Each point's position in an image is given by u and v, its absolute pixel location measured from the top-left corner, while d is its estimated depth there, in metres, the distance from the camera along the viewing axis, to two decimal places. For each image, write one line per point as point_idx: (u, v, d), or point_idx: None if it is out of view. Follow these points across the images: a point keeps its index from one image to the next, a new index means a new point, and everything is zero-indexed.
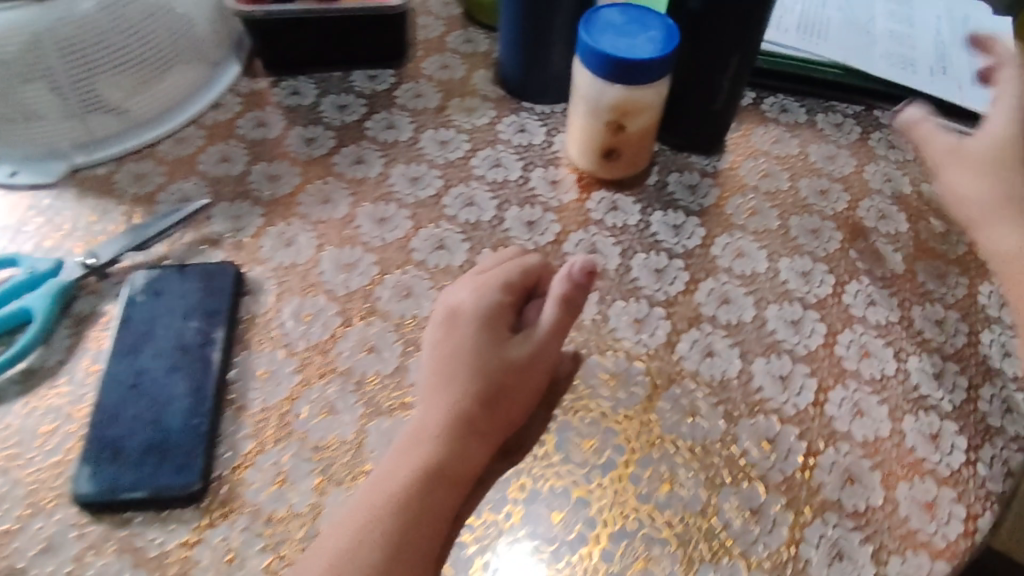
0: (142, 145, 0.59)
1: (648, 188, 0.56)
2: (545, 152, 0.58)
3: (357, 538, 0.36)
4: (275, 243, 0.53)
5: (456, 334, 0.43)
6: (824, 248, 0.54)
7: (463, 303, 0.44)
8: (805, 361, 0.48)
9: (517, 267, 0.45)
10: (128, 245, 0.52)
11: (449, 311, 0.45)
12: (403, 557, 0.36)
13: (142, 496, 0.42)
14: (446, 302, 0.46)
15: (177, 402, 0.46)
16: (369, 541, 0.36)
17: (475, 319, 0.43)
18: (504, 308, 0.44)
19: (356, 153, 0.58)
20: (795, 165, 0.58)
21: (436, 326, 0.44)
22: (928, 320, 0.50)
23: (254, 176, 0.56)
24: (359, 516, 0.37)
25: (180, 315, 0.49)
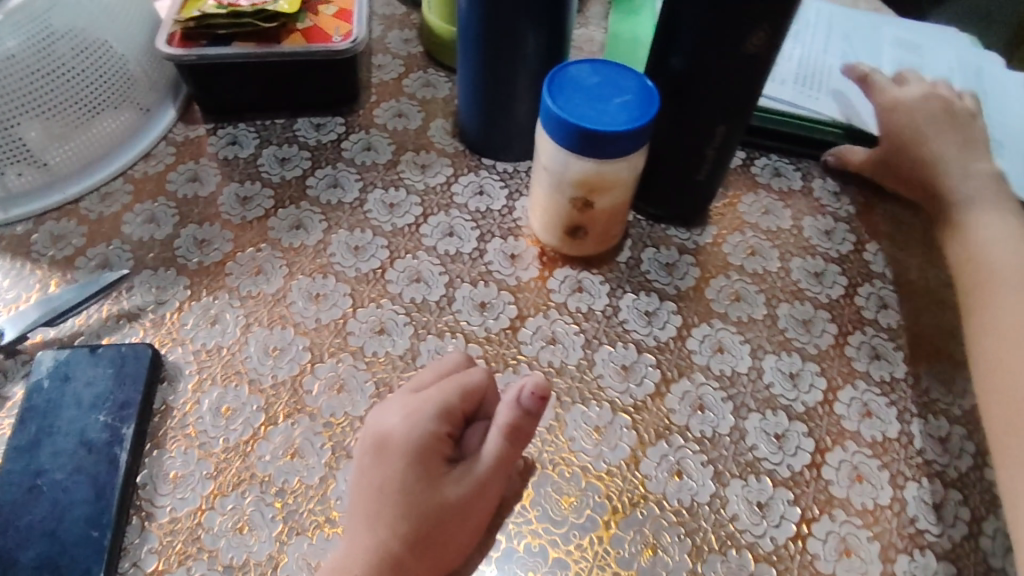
0: (66, 200, 0.54)
1: (619, 267, 0.50)
2: (503, 220, 0.52)
3: None
4: (198, 321, 0.48)
5: (384, 467, 0.36)
6: (815, 342, 0.47)
7: (392, 432, 0.37)
8: (787, 485, 0.42)
9: (458, 386, 0.38)
10: (36, 318, 0.47)
11: (376, 441, 0.37)
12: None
13: None
14: (373, 425, 0.38)
15: (79, 507, 0.41)
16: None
17: (405, 457, 0.36)
18: (440, 440, 0.37)
19: (294, 217, 0.52)
20: (787, 241, 0.52)
21: (362, 450, 0.37)
22: (929, 436, 0.44)
23: (182, 240, 0.51)
24: None
25: (87, 407, 0.44)
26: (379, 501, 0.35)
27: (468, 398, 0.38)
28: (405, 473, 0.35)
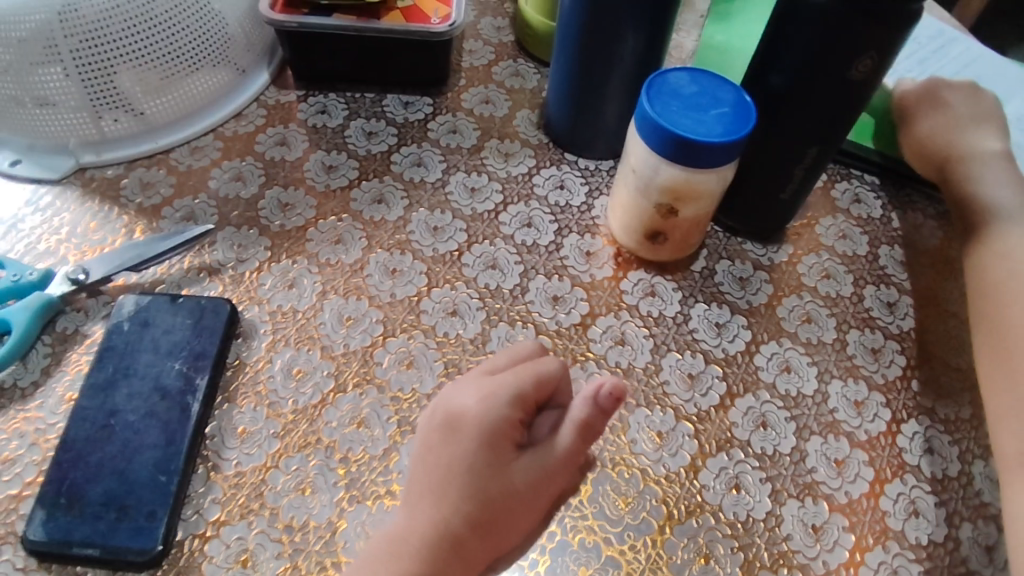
0: (156, 150, 0.56)
1: (693, 276, 0.50)
2: (582, 217, 0.53)
3: None
4: (276, 282, 0.49)
5: (455, 447, 0.36)
6: (883, 372, 0.47)
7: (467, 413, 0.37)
8: (843, 512, 0.42)
9: (534, 376, 0.38)
10: (119, 263, 0.49)
11: (450, 421, 0.37)
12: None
13: (94, 553, 0.39)
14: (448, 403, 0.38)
15: (149, 450, 0.42)
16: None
17: (477, 441, 0.36)
18: (513, 426, 0.37)
19: (377, 191, 0.53)
20: (862, 267, 0.52)
21: (434, 426, 0.38)
22: (990, 480, 0.43)
23: (266, 202, 0.52)
24: None
25: (164, 353, 0.45)
26: (448, 479, 0.36)
27: (544, 388, 0.38)
28: (475, 457, 0.36)
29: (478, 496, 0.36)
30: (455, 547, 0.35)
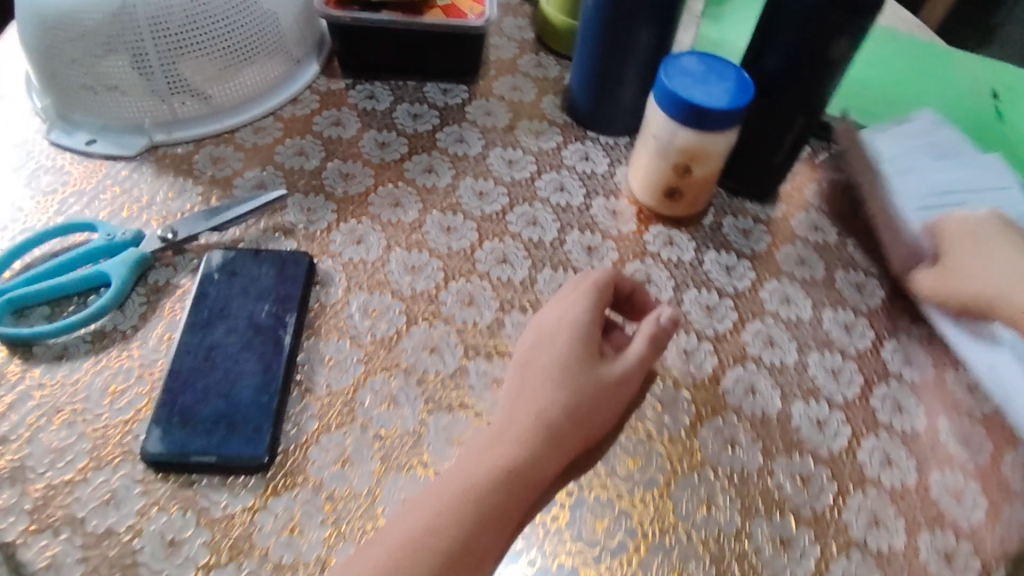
0: (222, 130, 0.62)
1: (704, 228, 0.59)
2: (607, 182, 0.60)
3: (433, 522, 0.38)
4: (346, 239, 0.55)
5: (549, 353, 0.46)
6: (866, 302, 0.56)
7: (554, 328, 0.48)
8: (841, 409, 0.51)
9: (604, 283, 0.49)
10: (204, 224, 0.55)
11: (543, 335, 0.48)
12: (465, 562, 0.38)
13: (213, 460, 0.45)
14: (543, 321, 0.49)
15: (249, 377, 0.47)
16: (438, 546, 0.37)
17: (566, 343, 0.46)
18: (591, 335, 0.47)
19: (426, 162, 0.60)
20: (846, 220, 0.61)
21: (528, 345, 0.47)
22: (961, 384, 0.52)
23: (329, 172, 0.59)
24: (441, 500, 0.40)
25: (253, 297, 0.51)
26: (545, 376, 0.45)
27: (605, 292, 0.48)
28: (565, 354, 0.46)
29: (568, 389, 0.44)
30: (550, 427, 0.43)
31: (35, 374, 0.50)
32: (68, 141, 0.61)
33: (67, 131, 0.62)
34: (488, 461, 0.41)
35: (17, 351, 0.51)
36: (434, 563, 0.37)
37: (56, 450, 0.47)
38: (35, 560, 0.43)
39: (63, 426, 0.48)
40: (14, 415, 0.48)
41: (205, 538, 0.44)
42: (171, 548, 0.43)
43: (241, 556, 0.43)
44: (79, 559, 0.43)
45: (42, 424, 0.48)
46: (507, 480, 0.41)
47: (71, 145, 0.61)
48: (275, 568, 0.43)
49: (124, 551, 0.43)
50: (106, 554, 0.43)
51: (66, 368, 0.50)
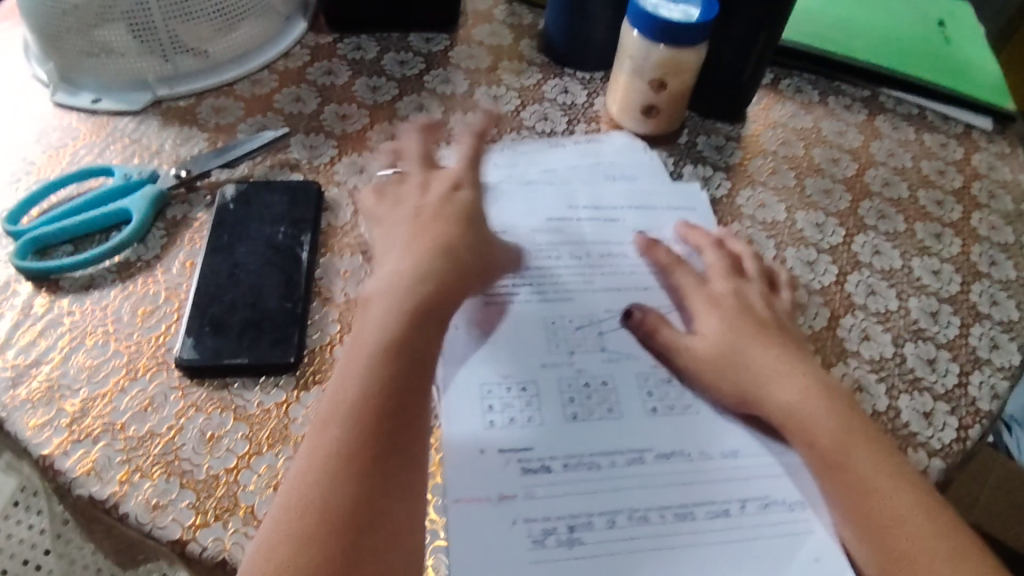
0: (220, 84, 0.65)
1: (680, 146, 0.64)
2: (587, 110, 0.65)
3: (355, 381, 0.40)
4: (349, 169, 0.60)
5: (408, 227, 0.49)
6: (836, 205, 0.61)
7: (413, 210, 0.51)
8: (819, 294, 0.55)
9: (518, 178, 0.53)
10: (216, 161, 0.59)
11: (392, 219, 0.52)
12: (403, 393, 0.40)
13: (244, 361, 0.48)
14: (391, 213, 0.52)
15: (272, 287, 0.52)
16: (373, 391, 0.40)
17: (471, 223, 0.50)
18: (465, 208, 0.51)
19: (417, 102, 0.65)
20: (810, 136, 0.67)
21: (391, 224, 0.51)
22: (926, 270, 0.58)
23: (326, 114, 0.63)
24: (354, 363, 0.41)
25: (269, 221, 0.55)
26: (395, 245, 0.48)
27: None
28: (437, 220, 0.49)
29: (468, 250, 0.48)
30: (424, 264, 0.46)
31: (64, 303, 0.53)
32: (73, 101, 0.64)
33: (72, 93, 0.64)
34: (382, 305, 0.44)
35: (44, 285, 0.54)
36: (369, 403, 0.40)
37: (90, 367, 0.50)
38: (74, 468, 0.45)
39: (96, 346, 0.51)
40: (46, 340, 0.51)
41: (243, 431, 0.47)
42: (211, 443, 0.46)
43: (279, 444, 0.47)
44: (121, 461, 0.45)
45: (75, 345, 0.51)
46: (411, 315, 0.43)
47: (76, 104, 0.64)
48: None
49: (166, 450, 0.46)
50: (149, 452, 0.46)
51: (94, 296, 0.53)
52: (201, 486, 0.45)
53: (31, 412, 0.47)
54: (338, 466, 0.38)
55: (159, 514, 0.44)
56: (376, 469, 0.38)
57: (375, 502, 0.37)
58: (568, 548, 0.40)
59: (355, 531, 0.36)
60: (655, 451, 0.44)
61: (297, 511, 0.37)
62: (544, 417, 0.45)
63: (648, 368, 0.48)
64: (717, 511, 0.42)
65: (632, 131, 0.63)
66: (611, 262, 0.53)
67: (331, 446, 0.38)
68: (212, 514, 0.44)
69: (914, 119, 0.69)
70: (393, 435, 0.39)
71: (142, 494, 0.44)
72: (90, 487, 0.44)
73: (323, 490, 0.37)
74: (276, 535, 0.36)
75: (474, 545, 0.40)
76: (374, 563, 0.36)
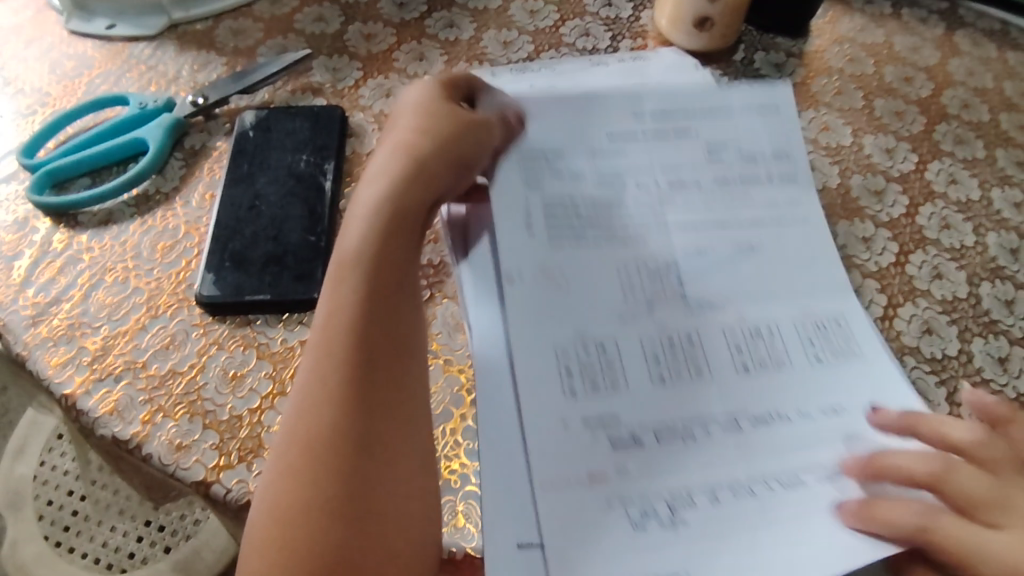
0: (239, 4, 0.62)
1: (735, 64, 0.58)
2: (632, 26, 0.60)
3: (330, 309, 0.39)
4: (375, 93, 0.56)
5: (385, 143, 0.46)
6: (908, 128, 0.56)
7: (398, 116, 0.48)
8: (886, 226, 0.50)
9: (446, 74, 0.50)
10: (235, 87, 0.55)
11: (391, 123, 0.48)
12: (375, 313, 0.39)
13: (267, 298, 0.46)
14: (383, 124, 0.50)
15: (295, 220, 0.49)
16: (341, 312, 0.39)
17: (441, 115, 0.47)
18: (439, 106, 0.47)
19: (448, 19, 0.60)
20: (880, 52, 0.61)
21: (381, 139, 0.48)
22: (1007, 202, 0.53)
23: (351, 35, 0.59)
24: (329, 289, 0.40)
25: (291, 149, 0.52)
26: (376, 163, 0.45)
27: (459, 87, 0.50)
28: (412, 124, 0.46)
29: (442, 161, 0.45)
30: (397, 182, 0.43)
31: (83, 239, 0.50)
32: (88, 28, 0.60)
33: (86, 19, 0.61)
34: (360, 224, 0.42)
35: (62, 220, 0.51)
36: (342, 331, 0.38)
37: (110, 304, 0.47)
38: (96, 408, 0.43)
39: (116, 282, 0.48)
40: (65, 277, 0.48)
41: (266, 371, 0.44)
42: (233, 383, 0.44)
43: None
44: (143, 401, 0.43)
45: (94, 282, 0.48)
46: (375, 236, 0.41)
47: (90, 31, 0.60)
48: None
49: (188, 390, 0.44)
50: (171, 392, 0.44)
51: (113, 231, 0.51)
52: (224, 427, 0.42)
53: (52, 349, 0.45)
54: (319, 398, 0.36)
55: (182, 455, 0.41)
56: (355, 392, 0.37)
57: (362, 432, 0.36)
58: (672, 530, 0.36)
59: (347, 456, 0.35)
60: (751, 418, 0.40)
61: (285, 451, 0.36)
62: (626, 379, 0.40)
63: (733, 321, 0.43)
64: (829, 479, 0.38)
65: (681, 48, 0.58)
66: (681, 194, 0.48)
67: (309, 378, 0.37)
68: (236, 456, 0.41)
69: (996, 34, 0.63)
70: (370, 358, 0.38)
71: (165, 434, 0.42)
72: (113, 427, 0.42)
73: (307, 425, 0.36)
74: (270, 475, 0.36)
75: (510, 492, 0.38)
76: (369, 491, 0.35)
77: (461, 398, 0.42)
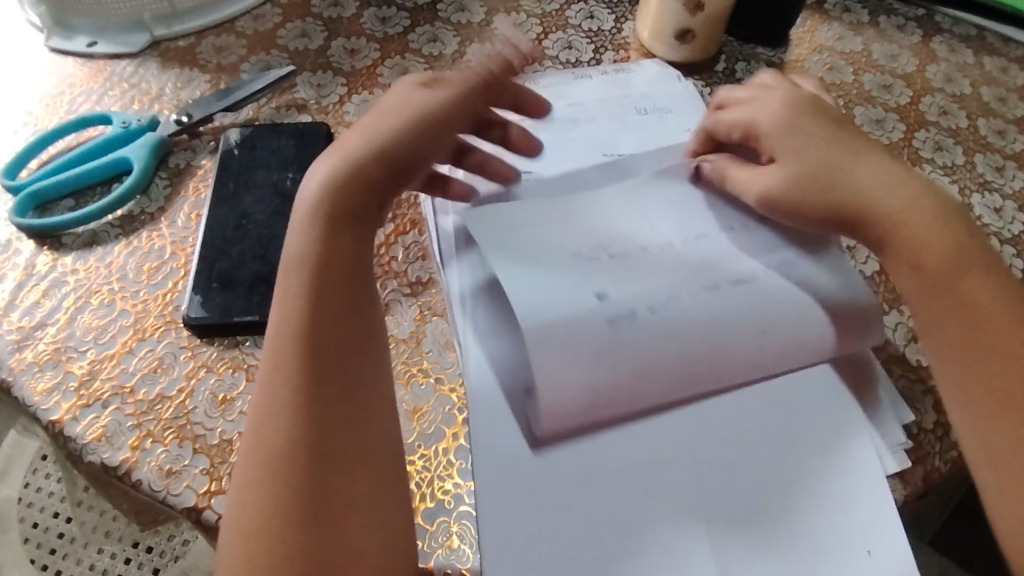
0: (221, 20, 0.62)
1: (717, 74, 0.59)
2: (615, 38, 0.61)
3: (279, 316, 0.39)
4: (359, 109, 0.56)
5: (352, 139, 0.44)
6: (888, 135, 0.57)
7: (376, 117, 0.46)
8: None
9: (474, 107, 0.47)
10: (219, 104, 0.55)
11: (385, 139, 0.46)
12: (321, 317, 0.39)
13: (255, 319, 0.46)
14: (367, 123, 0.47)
15: (282, 238, 0.49)
16: (288, 319, 0.39)
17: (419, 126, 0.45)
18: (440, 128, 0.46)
19: (431, 33, 0.60)
20: (859, 60, 0.61)
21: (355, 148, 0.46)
22: (988, 208, 0.53)
23: (334, 50, 0.59)
24: (280, 296, 0.40)
25: (277, 167, 0.52)
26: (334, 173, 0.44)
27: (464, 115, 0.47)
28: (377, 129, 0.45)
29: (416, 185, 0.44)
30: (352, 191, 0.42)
31: (68, 261, 0.50)
32: (68, 45, 0.60)
33: (66, 37, 0.61)
34: (305, 228, 0.41)
35: (46, 243, 0.51)
36: (292, 337, 0.38)
37: (96, 327, 0.47)
38: (84, 434, 0.43)
39: (102, 305, 0.48)
40: (51, 301, 0.48)
41: None
42: (223, 406, 0.44)
43: None
44: (132, 426, 0.43)
45: (80, 305, 0.48)
46: (325, 239, 0.41)
47: (71, 48, 0.60)
48: None
49: (177, 414, 0.43)
50: (160, 417, 0.43)
51: (98, 253, 0.50)
52: (215, 451, 0.42)
53: (38, 375, 0.45)
54: (276, 405, 0.37)
55: (173, 481, 0.41)
56: (311, 397, 0.37)
57: (321, 438, 0.36)
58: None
59: (307, 466, 0.35)
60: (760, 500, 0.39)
61: (247, 463, 0.36)
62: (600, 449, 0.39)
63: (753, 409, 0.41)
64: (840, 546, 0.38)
65: (662, 59, 0.59)
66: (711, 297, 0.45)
67: (267, 387, 0.38)
68: (228, 480, 0.41)
69: (972, 40, 0.63)
70: (319, 360, 0.38)
71: (154, 460, 0.42)
72: (101, 454, 0.42)
73: (267, 434, 0.36)
74: (233, 487, 0.36)
75: (512, 533, 0.37)
76: (329, 495, 0.35)
77: (453, 416, 0.42)
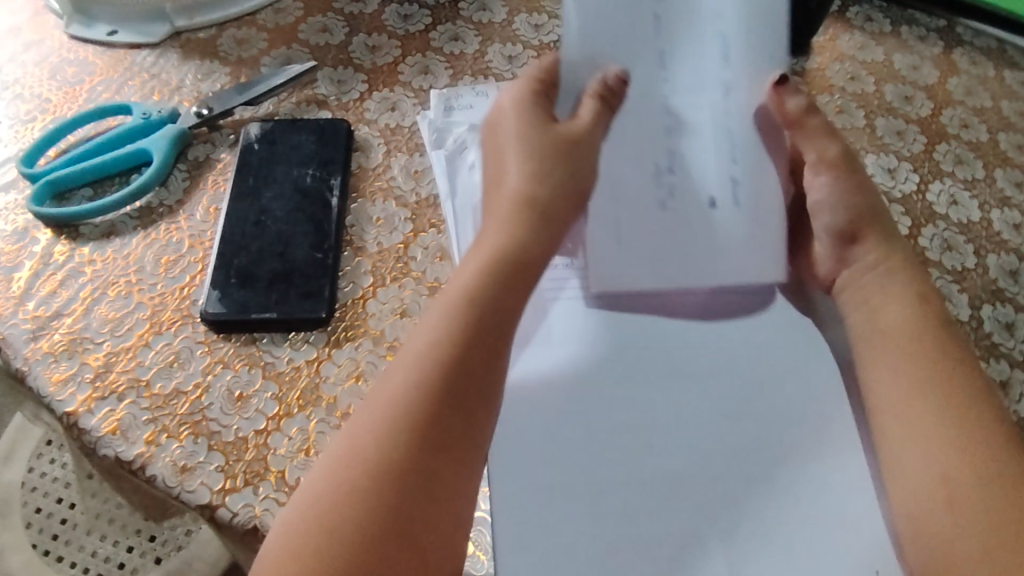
0: (242, 12, 0.61)
1: None
2: None
3: (434, 334, 0.37)
4: (379, 106, 0.56)
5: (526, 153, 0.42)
6: (909, 148, 0.57)
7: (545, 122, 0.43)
8: None
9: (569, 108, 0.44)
10: (239, 98, 0.55)
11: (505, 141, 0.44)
12: (473, 347, 0.37)
13: (273, 316, 0.45)
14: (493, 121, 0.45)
15: (301, 236, 0.49)
16: (444, 338, 0.37)
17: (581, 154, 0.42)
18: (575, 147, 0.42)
19: (452, 32, 0.60)
20: (881, 70, 0.61)
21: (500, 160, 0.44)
22: (1007, 224, 0.53)
23: (354, 46, 0.59)
24: (438, 312, 0.38)
25: (297, 163, 0.52)
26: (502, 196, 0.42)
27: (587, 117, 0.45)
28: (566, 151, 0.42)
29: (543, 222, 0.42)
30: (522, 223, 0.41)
31: (84, 251, 0.50)
32: (89, 33, 0.60)
33: (86, 24, 0.61)
34: (476, 261, 0.40)
35: (63, 232, 0.51)
36: (440, 357, 0.36)
37: (113, 319, 0.47)
38: (99, 427, 0.43)
39: (119, 297, 0.48)
40: (67, 291, 0.48)
41: (272, 391, 0.44)
42: (239, 403, 0.44)
43: (310, 406, 0.44)
44: (148, 420, 0.43)
45: (96, 297, 0.48)
46: (493, 269, 0.39)
47: (91, 37, 0.60)
48: (345, 415, 0.43)
49: (194, 409, 0.43)
50: (175, 412, 0.43)
51: (115, 244, 0.50)
52: (230, 448, 0.42)
53: (53, 365, 0.45)
54: (400, 417, 0.35)
55: (188, 477, 0.41)
56: (437, 422, 0.35)
57: (432, 467, 0.34)
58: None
59: (405, 486, 0.33)
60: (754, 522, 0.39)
61: (343, 460, 0.34)
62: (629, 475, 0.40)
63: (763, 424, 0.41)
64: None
65: None
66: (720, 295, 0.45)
67: (394, 391, 0.36)
68: (243, 478, 0.41)
69: (994, 53, 0.63)
70: (457, 390, 0.36)
71: (169, 455, 0.42)
72: (116, 447, 0.42)
73: (377, 442, 0.34)
74: (323, 479, 0.34)
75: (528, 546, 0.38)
76: (416, 521, 0.33)
77: None
